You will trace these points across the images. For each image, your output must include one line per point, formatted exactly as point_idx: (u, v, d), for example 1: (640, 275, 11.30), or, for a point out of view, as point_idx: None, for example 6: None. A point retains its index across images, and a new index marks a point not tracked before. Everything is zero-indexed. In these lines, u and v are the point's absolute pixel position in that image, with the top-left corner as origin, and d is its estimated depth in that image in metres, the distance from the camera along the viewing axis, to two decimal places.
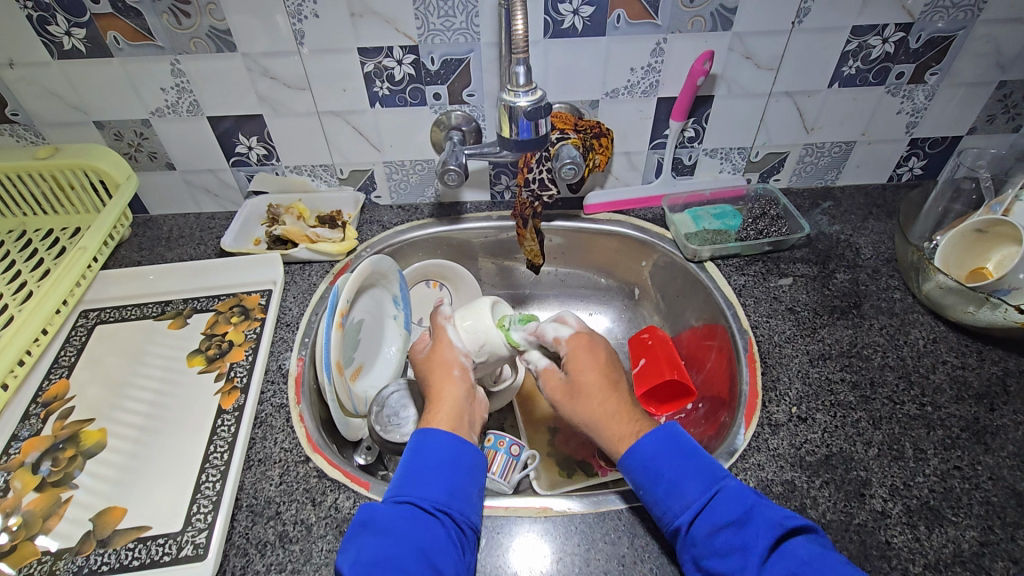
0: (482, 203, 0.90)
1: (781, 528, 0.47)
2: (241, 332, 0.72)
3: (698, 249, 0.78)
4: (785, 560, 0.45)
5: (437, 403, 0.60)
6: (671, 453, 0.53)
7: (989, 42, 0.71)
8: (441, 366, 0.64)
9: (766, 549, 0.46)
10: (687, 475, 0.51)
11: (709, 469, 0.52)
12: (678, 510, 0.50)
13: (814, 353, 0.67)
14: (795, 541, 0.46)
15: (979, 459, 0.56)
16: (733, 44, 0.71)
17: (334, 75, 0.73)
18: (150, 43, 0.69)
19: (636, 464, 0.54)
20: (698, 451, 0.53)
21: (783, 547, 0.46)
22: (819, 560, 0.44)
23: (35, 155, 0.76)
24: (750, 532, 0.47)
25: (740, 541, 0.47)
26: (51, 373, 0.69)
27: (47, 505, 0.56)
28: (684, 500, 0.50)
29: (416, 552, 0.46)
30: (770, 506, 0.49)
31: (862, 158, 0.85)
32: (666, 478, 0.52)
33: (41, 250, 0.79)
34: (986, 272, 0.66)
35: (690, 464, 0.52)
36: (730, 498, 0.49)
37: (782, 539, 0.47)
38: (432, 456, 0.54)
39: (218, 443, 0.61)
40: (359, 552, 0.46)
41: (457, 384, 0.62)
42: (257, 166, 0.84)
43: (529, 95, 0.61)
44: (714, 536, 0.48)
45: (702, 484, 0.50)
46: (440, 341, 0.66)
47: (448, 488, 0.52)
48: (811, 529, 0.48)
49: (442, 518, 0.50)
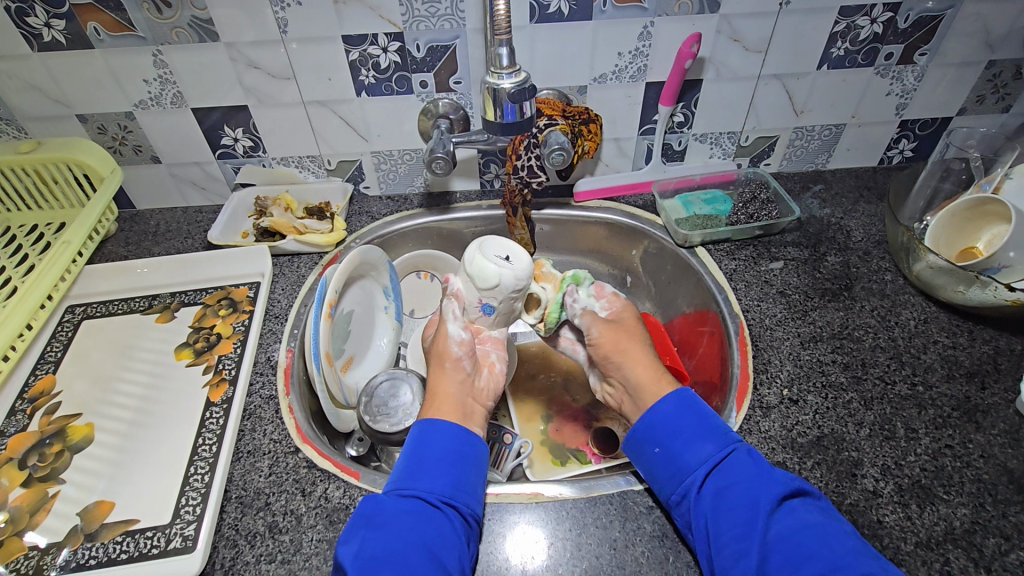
0: (471, 193, 0.89)
1: (787, 489, 0.48)
2: (230, 324, 0.72)
3: (689, 234, 0.77)
4: (790, 518, 0.46)
5: (431, 398, 0.59)
6: (687, 411, 0.54)
7: (977, 21, 0.70)
8: (436, 359, 0.61)
9: (773, 507, 0.47)
10: (701, 435, 0.52)
11: (723, 432, 0.52)
12: (692, 467, 0.51)
13: (805, 335, 0.66)
14: (800, 505, 0.47)
15: (970, 437, 0.56)
16: (721, 27, 0.70)
17: (318, 64, 0.72)
18: (132, 34, 0.68)
19: (653, 423, 0.54)
20: (712, 414, 0.54)
21: (788, 508, 0.47)
22: (824, 524, 0.45)
23: (18, 149, 0.76)
24: (759, 492, 0.48)
25: (749, 498, 0.47)
26: (38, 369, 0.68)
27: (34, 500, 0.55)
28: (698, 457, 0.51)
29: (423, 547, 0.46)
30: (779, 470, 0.50)
31: (852, 141, 0.85)
32: (682, 436, 0.53)
33: (26, 247, 0.78)
34: (976, 251, 0.67)
35: (707, 424, 0.53)
36: (742, 458, 0.50)
37: (789, 500, 0.47)
38: (434, 449, 0.53)
39: (206, 435, 0.60)
40: (362, 546, 0.46)
41: (449, 376, 0.60)
42: (243, 159, 0.83)
43: (513, 78, 0.61)
44: (725, 491, 0.49)
45: (717, 444, 0.51)
46: (439, 331, 0.63)
47: (453, 480, 0.52)
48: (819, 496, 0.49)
49: (447, 510, 0.50)
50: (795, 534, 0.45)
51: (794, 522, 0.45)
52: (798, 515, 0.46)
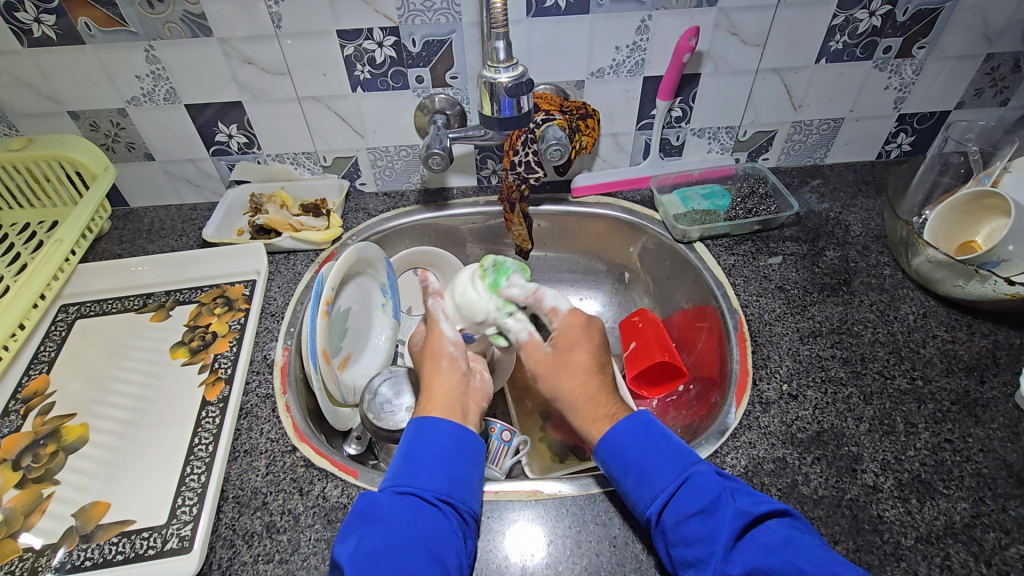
0: (469, 188, 0.89)
1: (747, 516, 0.46)
2: (225, 323, 0.71)
3: (687, 229, 0.77)
4: (751, 550, 0.45)
5: (428, 393, 0.59)
6: (639, 440, 0.53)
7: (976, 14, 0.70)
8: (431, 356, 0.62)
9: (732, 538, 0.45)
10: (655, 464, 0.51)
11: (679, 457, 0.51)
12: (648, 500, 0.50)
13: (804, 330, 0.66)
14: (764, 528, 0.46)
15: (970, 431, 0.56)
16: (719, 20, 0.70)
17: (312, 58, 0.71)
18: (123, 29, 0.68)
19: (604, 457, 0.53)
20: (669, 437, 0.53)
21: (751, 537, 0.46)
22: (791, 548, 0.44)
23: (9, 147, 0.75)
24: (716, 521, 0.46)
25: (706, 531, 0.46)
26: (31, 368, 0.67)
27: (28, 502, 0.55)
28: (652, 491, 0.50)
29: (422, 543, 0.46)
30: (739, 494, 0.48)
31: (850, 135, 0.84)
32: (634, 469, 0.51)
33: (18, 245, 0.77)
34: (975, 245, 0.67)
35: (660, 451, 0.52)
36: (697, 486, 0.49)
37: (749, 528, 0.46)
38: (431, 446, 0.53)
39: (203, 435, 0.60)
40: (360, 543, 0.46)
41: (446, 371, 0.60)
42: (238, 155, 0.82)
43: (510, 72, 0.60)
44: (682, 525, 0.47)
45: (672, 473, 0.50)
46: (432, 332, 0.65)
47: (451, 477, 0.51)
48: (787, 513, 0.47)
49: (444, 508, 0.49)
50: (760, 567, 0.44)
51: (756, 553, 0.44)
52: (761, 543, 0.45)
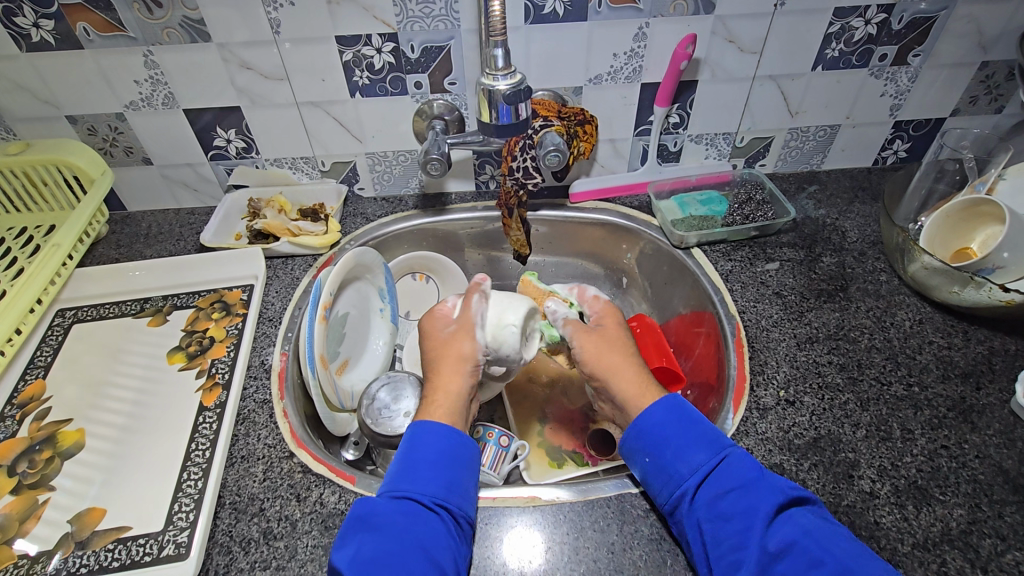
0: (467, 193, 0.89)
1: (785, 496, 0.48)
2: (223, 327, 0.71)
3: (685, 235, 0.77)
4: (788, 527, 0.46)
5: (438, 395, 0.58)
6: (676, 420, 0.54)
7: (970, 23, 0.71)
8: (455, 359, 0.60)
9: (770, 514, 0.46)
10: (691, 442, 0.52)
11: (713, 438, 0.52)
12: (685, 475, 0.50)
13: (801, 336, 0.66)
14: (797, 510, 0.47)
15: (966, 437, 0.56)
16: (717, 28, 0.70)
17: (311, 64, 0.71)
18: (122, 34, 0.68)
19: (642, 431, 0.54)
20: (703, 419, 0.54)
21: (786, 515, 0.47)
22: (822, 531, 0.45)
23: (6, 151, 0.75)
24: (753, 497, 0.48)
25: (743, 507, 0.47)
26: (27, 374, 0.67)
27: (24, 507, 0.55)
28: (691, 464, 0.51)
29: (418, 548, 0.46)
30: (773, 475, 0.50)
31: (846, 141, 0.85)
32: (673, 444, 0.52)
33: (15, 249, 0.77)
34: (970, 252, 0.67)
35: (696, 431, 0.53)
36: (734, 465, 0.50)
37: (785, 507, 0.47)
38: (428, 450, 0.53)
39: (200, 441, 0.59)
40: (358, 550, 0.46)
41: (464, 377, 0.59)
42: (236, 160, 0.82)
43: (508, 79, 0.60)
44: (719, 500, 0.48)
45: (709, 452, 0.51)
46: (462, 332, 0.61)
47: (447, 483, 0.51)
48: (813, 501, 0.49)
49: (441, 513, 0.49)
50: (796, 543, 0.44)
51: (793, 530, 0.45)
52: (797, 522, 0.46)
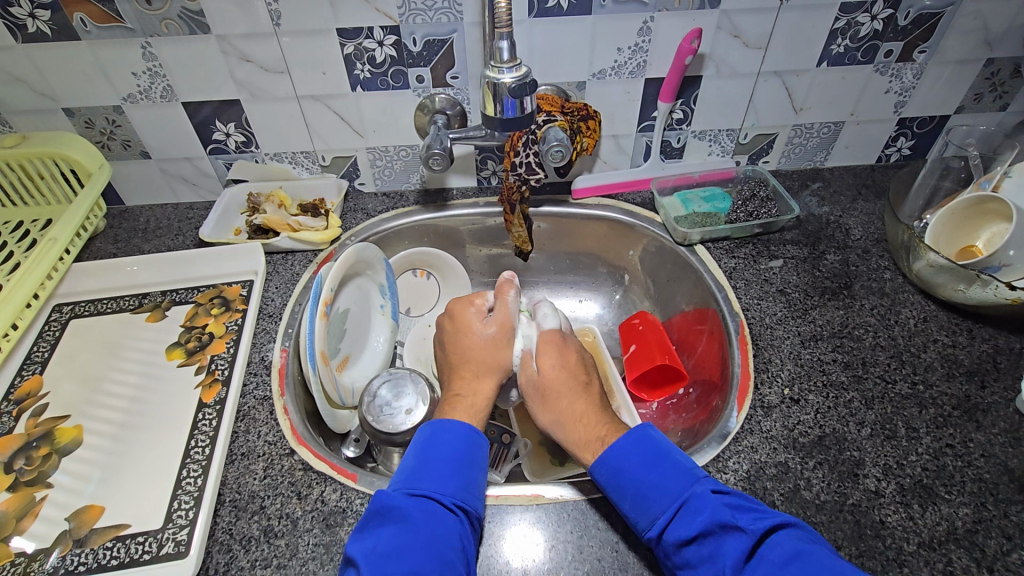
0: (468, 189, 0.88)
1: (754, 534, 0.44)
2: (222, 324, 0.71)
3: (688, 232, 0.77)
4: (759, 569, 0.42)
5: (471, 399, 0.59)
6: (638, 458, 0.51)
7: (976, 19, 0.70)
8: (487, 366, 0.62)
9: (739, 559, 0.43)
10: (654, 484, 0.49)
11: (677, 474, 0.49)
12: (648, 522, 0.48)
13: (805, 334, 0.66)
14: (772, 544, 0.43)
15: (971, 436, 0.56)
16: (721, 23, 0.69)
17: (312, 57, 0.71)
18: (120, 25, 0.67)
19: (603, 472, 0.52)
20: (672, 452, 0.51)
21: (759, 556, 0.43)
22: (800, 559, 0.42)
23: (2, 144, 0.74)
24: (721, 540, 0.44)
25: (709, 551, 0.44)
26: (24, 369, 0.66)
27: (21, 505, 0.54)
28: (652, 513, 0.48)
29: (440, 548, 0.45)
30: (744, 510, 0.46)
31: (850, 139, 0.84)
32: (633, 489, 0.49)
33: (11, 243, 0.76)
34: (976, 250, 0.67)
35: (659, 469, 0.49)
36: (698, 505, 0.46)
37: (757, 545, 0.44)
38: (447, 450, 0.53)
39: (199, 437, 0.59)
40: (379, 545, 0.45)
41: (495, 384, 0.62)
42: (235, 154, 0.82)
43: (513, 72, 0.60)
44: (685, 547, 0.45)
45: (670, 494, 0.48)
46: (499, 338, 0.64)
47: (464, 484, 0.51)
48: (792, 527, 0.45)
49: (459, 514, 0.49)
50: None
51: (764, 572, 0.42)
52: (769, 561, 0.42)
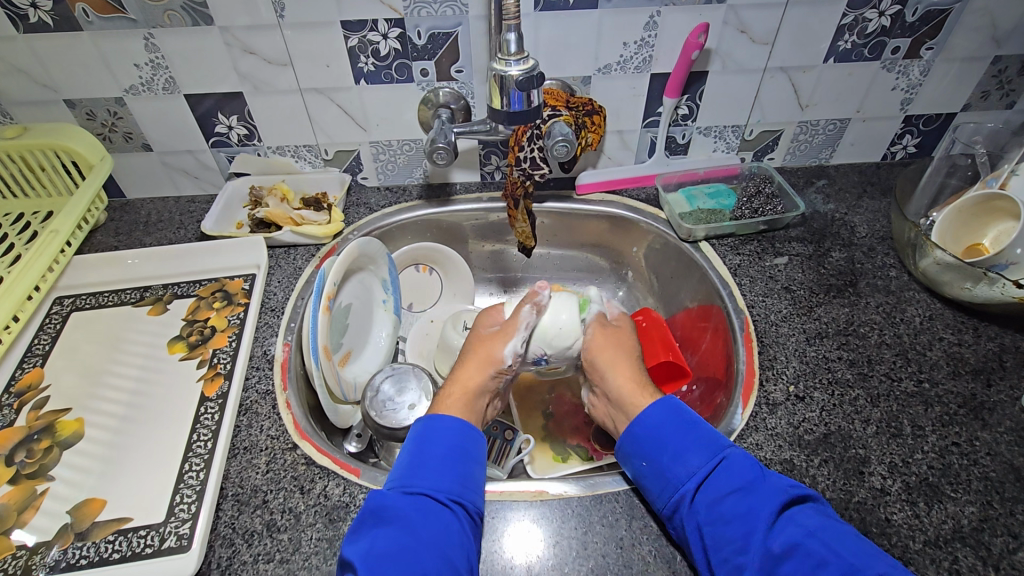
0: (472, 184, 0.88)
1: (787, 495, 0.47)
2: (224, 317, 0.70)
3: (693, 228, 0.76)
4: (789, 528, 0.45)
5: (451, 390, 0.61)
6: (675, 424, 0.54)
7: (985, 15, 0.70)
8: (484, 357, 0.63)
9: (772, 514, 0.46)
10: (689, 445, 0.52)
11: (713, 439, 0.52)
12: (683, 479, 0.50)
13: (810, 331, 0.66)
14: (801, 509, 0.46)
15: (977, 435, 0.56)
16: (728, 17, 0.69)
17: (315, 50, 0.70)
18: (122, 15, 0.66)
19: (639, 435, 0.55)
20: (701, 422, 0.54)
21: (787, 515, 0.46)
22: (827, 529, 0.44)
23: (3, 135, 0.73)
24: (755, 499, 0.47)
25: (743, 508, 0.47)
26: (25, 362, 0.66)
27: (22, 497, 0.54)
28: (688, 468, 0.51)
29: (435, 546, 0.45)
30: (775, 476, 0.49)
31: (856, 136, 0.84)
32: (672, 448, 0.53)
33: (12, 235, 0.75)
34: (982, 248, 0.66)
35: (694, 434, 0.53)
36: (733, 465, 0.50)
37: (788, 507, 0.47)
38: (440, 445, 0.53)
39: (201, 431, 0.59)
40: (373, 544, 0.44)
41: (484, 377, 0.62)
42: (237, 147, 0.81)
43: (521, 64, 0.59)
44: (718, 502, 0.48)
45: (707, 452, 0.51)
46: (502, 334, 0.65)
47: (460, 478, 0.51)
48: (816, 499, 0.48)
49: (456, 509, 0.49)
50: (797, 544, 0.44)
51: (795, 531, 0.45)
52: (799, 522, 0.45)
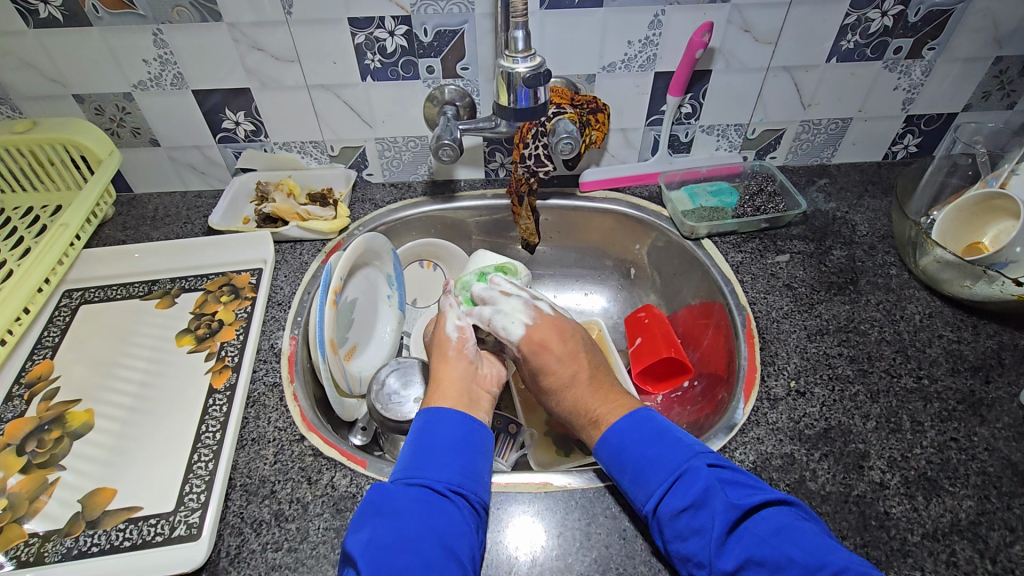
0: (476, 181, 0.88)
1: (737, 510, 0.46)
2: (231, 311, 0.71)
3: (696, 226, 0.77)
4: (743, 542, 0.45)
5: (436, 386, 0.59)
6: (636, 439, 0.53)
7: (986, 16, 0.70)
8: (440, 351, 0.62)
9: (725, 530, 0.45)
10: (650, 462, 0.51)
11: (672, 455, 0.51)
12: (644, 498, 0.50)
13: (811, 328, 0.67)
14: (758, 519, 0.46)
15: (975, 430, 0.57)
16: (732, 17, 0.69)
17: (322, 47, 0.71)
18: (132, 11, 0.67)
19: (605, 452, 0.54)
20: (665, 433, 0.53)
21: (742, 529, 0.46)
22: (782, 533, 0.44)
23: (12, 129, 0.74)
24: (709, 515, 0.46)
25: (698, 525, 0.46)
26: (34, 354, 0.67)
27: (33, 486, 0.54)
28: (647, 488, 0.50)
29: (436, 535, 0.46)
30: (731, 487, 0.48)
31: (858, 135, 0.85)
32: (632, 467, 0.52)
33: (21, 228, 0.76)
34: (982, 247, 0.67)
35: (654, 449, 0.52)
36: (691, 482, 0.48)
37: (742, 520, 0.46)
38: (442, 436, 0.53)
39: (210, 423, 0.59)
40: (373, 535, 0.45)
41: (456, 366, 0.60)
42: (244, 143, 0.82)
43: (528, 62, 0.60)
44: (676, 520, 0.47)
45: (665, 471, 0.50)
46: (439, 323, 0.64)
47: (462, 469, 0.51)
48: (784, 503, 0.47)
49: (456, 499, 0.49)
50: (749, 559, 0.44)
51: (748, 545, 0.44)
52: (752, 536, 0.45)
